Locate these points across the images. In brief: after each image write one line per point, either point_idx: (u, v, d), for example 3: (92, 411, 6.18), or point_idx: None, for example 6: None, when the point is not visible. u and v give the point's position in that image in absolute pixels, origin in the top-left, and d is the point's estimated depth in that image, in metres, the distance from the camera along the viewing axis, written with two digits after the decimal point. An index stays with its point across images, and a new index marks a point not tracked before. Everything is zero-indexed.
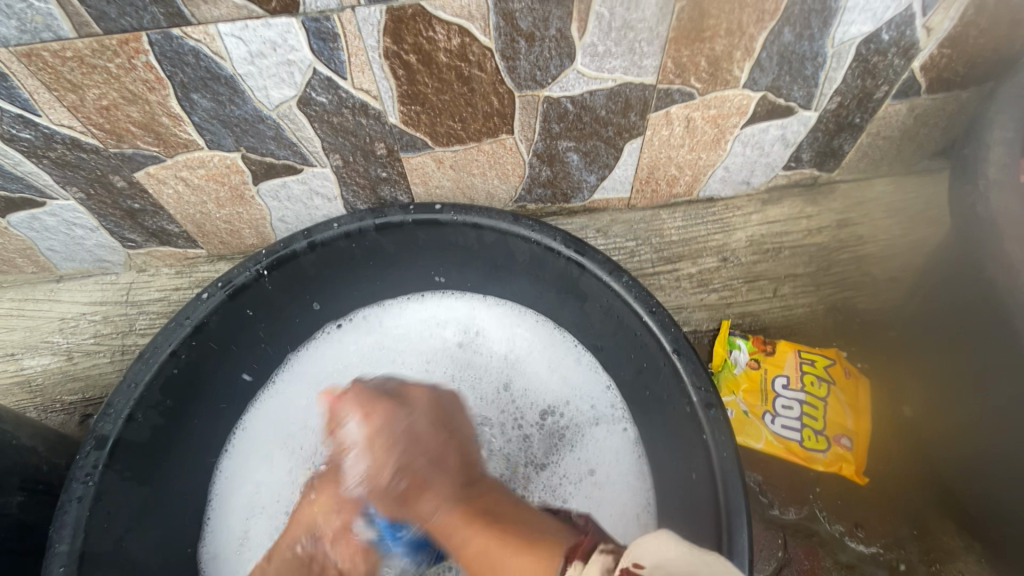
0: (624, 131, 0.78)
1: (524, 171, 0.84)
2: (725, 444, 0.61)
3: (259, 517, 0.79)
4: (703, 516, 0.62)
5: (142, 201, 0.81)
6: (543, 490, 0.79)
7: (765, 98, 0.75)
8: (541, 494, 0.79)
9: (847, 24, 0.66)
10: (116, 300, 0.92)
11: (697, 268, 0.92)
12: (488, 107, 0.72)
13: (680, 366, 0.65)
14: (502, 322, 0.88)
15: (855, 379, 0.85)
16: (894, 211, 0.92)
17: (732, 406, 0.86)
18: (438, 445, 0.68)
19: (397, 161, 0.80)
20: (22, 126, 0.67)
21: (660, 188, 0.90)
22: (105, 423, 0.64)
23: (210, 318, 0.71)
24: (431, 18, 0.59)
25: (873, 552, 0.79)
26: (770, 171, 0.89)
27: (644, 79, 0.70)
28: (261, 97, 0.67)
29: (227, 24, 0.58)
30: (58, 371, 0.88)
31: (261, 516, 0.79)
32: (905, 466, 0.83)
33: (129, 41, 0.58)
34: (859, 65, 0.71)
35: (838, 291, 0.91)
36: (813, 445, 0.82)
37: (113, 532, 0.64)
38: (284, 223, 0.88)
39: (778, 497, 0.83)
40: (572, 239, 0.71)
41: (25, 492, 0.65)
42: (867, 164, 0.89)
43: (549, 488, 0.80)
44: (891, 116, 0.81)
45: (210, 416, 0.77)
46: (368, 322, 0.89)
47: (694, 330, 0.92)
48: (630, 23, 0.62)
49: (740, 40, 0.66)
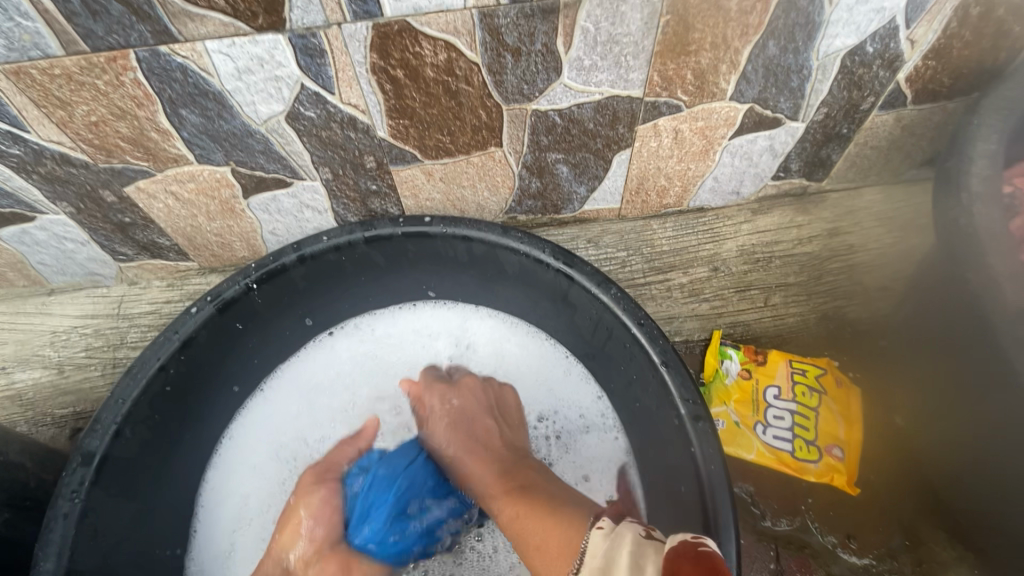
0: (613, 143, 0.78)
1: (514, 183, 0.84)
2: (712, 457, 0.60)
3: (245, 532, 0.79)
4: (692, 529, 0.61)
5: (133, 215, 0.81)
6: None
7: (752, 109, 0.75)
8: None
9: (831, 37, 0.66)
10: (108, 313, 0.92)
11: (688, 278, 0.92)
12: (477, 120, 0.72)
13: (668, 378, 0.65)
14: (492, 334, 0.88)
15: (847, 389, 0.85)
16: (884, 220, 0.92)
17: (723, 417, 0.86)
18: (485, 427, 0.76)
19: (387, 174, 0.80)
20: (12, 142, 0.67)
21: (651, 199, 0.90)
22: (92, 438, 0.63)
23: (198, 332, 0.70)
24: (417, 34, 0.60)
25: (866, 563, 0.79)
26: (760, 181, 0.89)
27: (631, 92, 0.70)
28: (250, 112, 0.67)
29: (215, 41, 0.58)
30: (49, 385, 0.88)
31: (246, 532, 0.79)
32: (896, 477, 0.83)
33: (117, 58, 0.58)
34: (845, 77, 0.72)
35: (828, 300, 0.92)
36: (805, 455, 0.81)
37: (99, 548, 0.64)
38: (275, 236, 0.88)
39: (770, 508, 0.82)
40: (560, 251, 0.72)
41: (12, 509, 0.65)
42: (856, 174, 0.90)
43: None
44: (878, 127, 0.81)
45: (196, 430, 0.77)
46: (360, 333, 0.88)
47: (685, 340, 0.92)
48: (615, 38, 0.63)
49: (725, 54, 0.67)
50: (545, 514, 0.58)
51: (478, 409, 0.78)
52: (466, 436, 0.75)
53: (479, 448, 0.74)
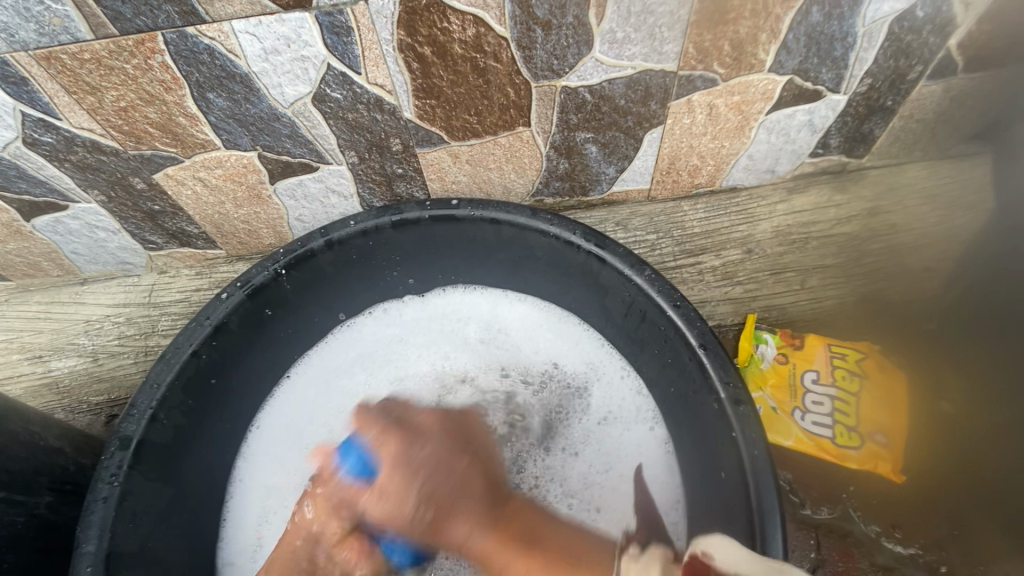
0: (644, 120, 0.76)
1: (541, 164, 0.82)
2: (755, 442, 0.59)
3: (270, 526, 0.77)
4: (734, 515, 0.60)
5: (162, 203, 0.81)
6: (576, 487, 0.77)
7: (792, 82, 0.72)
8: (573, 491, 0.77)
9: (879, 1, 0.63)
10: (139, 302, 0.93)
11: (721, 261, 0.90)
12: (505, 99, 0.71)
13: (707, 361, 0.63)
14: (525, 317, 0.86)
15: (889, 374, 0.81)
16: (928, 198, 0.87)
17: (760, 403, 0.83)
18: (461, 470, 0.62)
19: (413, 157, 0.79)
20: (44, 130, 0.67)
21: (682, 179, 0.87)
22: (129, 423, 0.64)
23: (229, 318, 0.71)
24: (445, 8, 0.58)
25: (912, 553, 0.76)
26: (797, 159, 0.86)
27: (665, 66, 0.67)
28: (276, 95, 0.66)
29: (241, 21, 0.57)
30: (84, 373, 0.89)
31: (270, 527, 0.77)
32: (945, 466, 0.79)
33: (145, 41, 0.58)
34: (892, 44, 0.68)
35: (869, 283, 0.88)
36: (845, 442, 0.78)
37: (139, 531, 0.64)
38: (301, 223, 0.88)
39: (810, 496, 0.80)
40: (591, 232, 0.70)
41: (53, 493, 0.66)
42: (900, 149, 0.86)
43: (581, 486, 0.77)
44: (925, 98, 0.77)
45: (234, 418, 0.78)
46: (387, 315, 0.87)
47: (717, 325, 0.89)
48: (650, 7, 0.60)
49: (765, 21, 0.63)
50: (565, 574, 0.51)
51: (449, 448, 0.64)
52: (443, 490, 0.60)
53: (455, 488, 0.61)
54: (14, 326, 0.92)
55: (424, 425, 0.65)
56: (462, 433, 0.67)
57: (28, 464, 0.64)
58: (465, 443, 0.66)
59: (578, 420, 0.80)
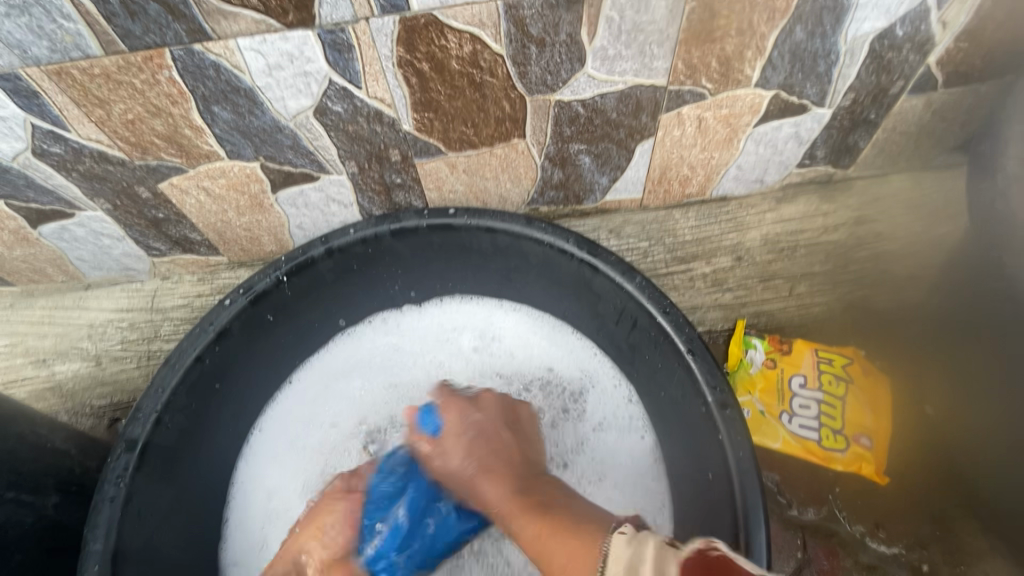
0: (636, 132, 0.78)
1: (536, 174, 0.85)
2: (740, 444, 0.61)
3: (271, 532, 0.79)
4: (720, 516, 0.62)
5: (166, 211, 0.83)
6: None
7: (778, 96, 0.74)
8: None
9: (860, 21, 0.65)
10: (141, 307, 0.95)
11: (712, 267, 0.92)
12: (501, 112, 0.73)
13: (696, 367, 0.65)
14: (520, 325, 0.88)
15: (874, 379, 0.84)
16: (912, 207, 0.90)
17: (748, 406, 0.85)
18: (504, 441, 0.69)
19: (411, 167, 0.81)
20: (53, 140, 0.69)
21: (673, 188, 0.90)
22: (134, 426, 0.66)
23: (232, 324, 0.73)
24: (443, 26, 0.61)
25: (895, 552, 0.79)
26: (784, 169, 0.88)
27: (655, 81, 0.70)
28: (279, 108, 0.68)
29: (246, 39, 0.59)
30: (87, 376, 0.92)
31: (272, 532, 0.79)
32: (925, 465, 0.82)
33: (154, 57, 0.60)
34: (874, 61, 0.71)
35: (854, 290, 0.91)
36: (831, 444, 0.81)
37: (144, 531, 0.66)
38: (302, 230, 0.90)
39: (797, 497, 0.82)
40: (584, 240, 0.72)
41: (60, 494, 0.68)
42: (884, 161, 0.88)
43: None
44: (907, 112, 0.80)
45: (235, 422, 0.79)
46: (386, 323, 0.89)
47: (708, 330, 0.92)
48: (640, 26, 0.62)
49: (751, 39, 0.66)
50: (567, 535, 0.51)
51: (497, 421, 0.72)
52: (487, 451, 0.68)
53: (498, 457, 0.67)
54: (19, 331, 0.94)
55: (482, 398, 0.75)
56: (513, 416, 0.74)
57: (37, 465, 0.66)
58: (514, 423, 0.73)
59: (571, 429, 0.82)
